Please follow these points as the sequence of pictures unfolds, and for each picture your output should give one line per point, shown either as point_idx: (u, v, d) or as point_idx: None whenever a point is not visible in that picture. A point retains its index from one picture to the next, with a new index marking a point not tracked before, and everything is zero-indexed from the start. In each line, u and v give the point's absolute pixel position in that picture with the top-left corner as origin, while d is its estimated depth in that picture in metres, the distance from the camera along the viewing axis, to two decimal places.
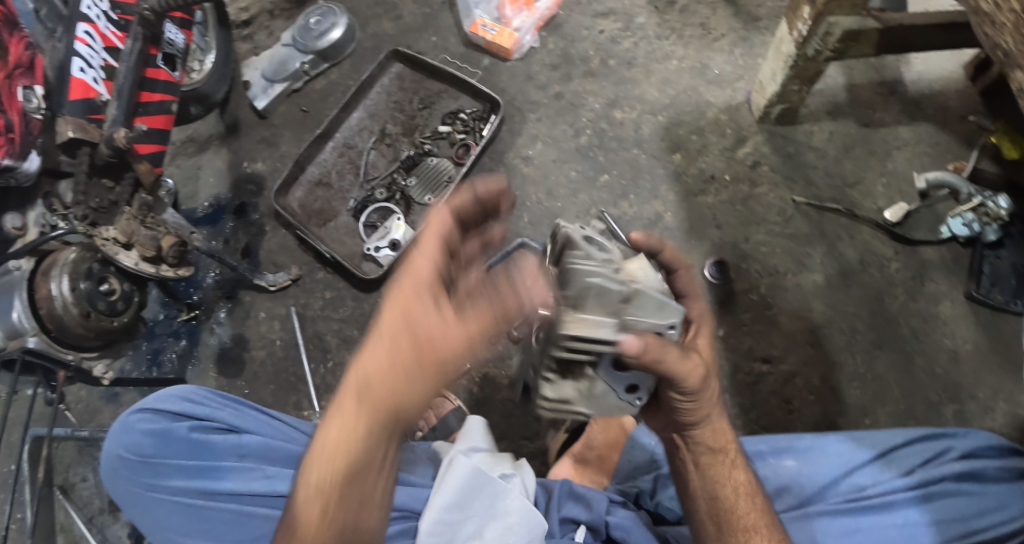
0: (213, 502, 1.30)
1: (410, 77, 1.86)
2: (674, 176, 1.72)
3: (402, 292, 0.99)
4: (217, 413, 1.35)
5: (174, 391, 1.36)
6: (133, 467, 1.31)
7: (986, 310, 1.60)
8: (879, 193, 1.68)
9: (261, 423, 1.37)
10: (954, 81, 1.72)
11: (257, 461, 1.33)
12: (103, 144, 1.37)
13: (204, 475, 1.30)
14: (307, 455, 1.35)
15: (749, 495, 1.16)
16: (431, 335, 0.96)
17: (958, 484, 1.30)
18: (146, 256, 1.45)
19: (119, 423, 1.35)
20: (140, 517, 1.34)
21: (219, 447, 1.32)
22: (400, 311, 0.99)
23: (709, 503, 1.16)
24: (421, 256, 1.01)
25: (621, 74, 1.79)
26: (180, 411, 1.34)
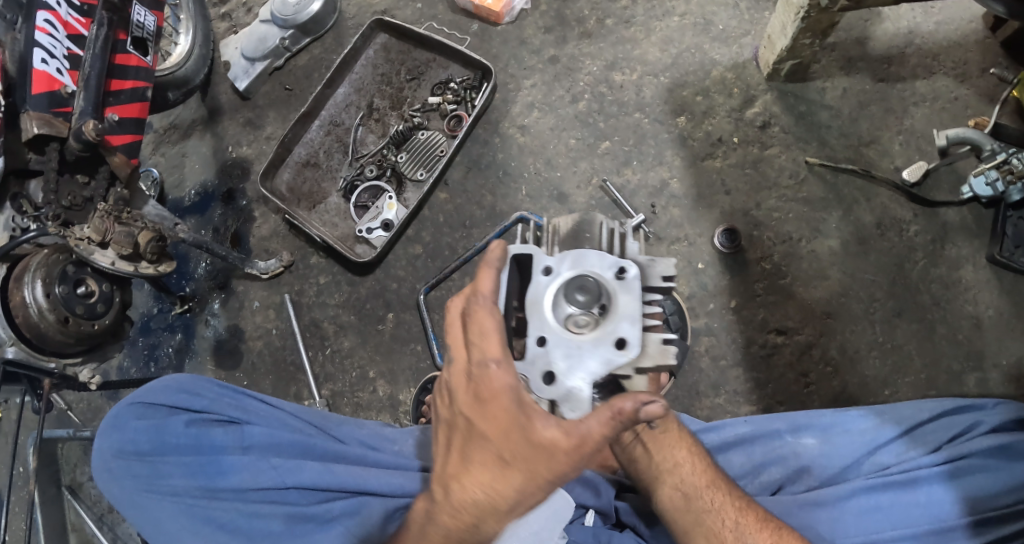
0: (218, 498, 1.22)
1: (397, 48, 1.76)
2: (680, 140, 1.63)
3: (499, 418, 0.96)
4: (215, 406, 1.29)
5: (169, 384, 1.31)
6: (130, 467, 1.25)
7: (1009, 275, 1.52)
8: (896, 152, 1.59)
9: (263, 414, 1.30)
10: (972, 32, 1.61)
11: (262, 453, 1.26)
12: (71, 138, 1.33)
13: (207, 470, 1.24)
14: (313, 444, 1.27)
15: (704, 458, 1.21)
16: (551, 457, 0.95)
17: (990, 459, 1.19)
18: (123, 254, 1.38)
19: (112, 420, 1.29)
20: (139, 522, 1.24)
21: (220, 440, 1.26)
22: (509, 441, 0.96)
23: (668, 476, 1.20)
24: (497, 371, 0.96)
25: (620, 34, 1.69)
26: (178, 405, 1.28)
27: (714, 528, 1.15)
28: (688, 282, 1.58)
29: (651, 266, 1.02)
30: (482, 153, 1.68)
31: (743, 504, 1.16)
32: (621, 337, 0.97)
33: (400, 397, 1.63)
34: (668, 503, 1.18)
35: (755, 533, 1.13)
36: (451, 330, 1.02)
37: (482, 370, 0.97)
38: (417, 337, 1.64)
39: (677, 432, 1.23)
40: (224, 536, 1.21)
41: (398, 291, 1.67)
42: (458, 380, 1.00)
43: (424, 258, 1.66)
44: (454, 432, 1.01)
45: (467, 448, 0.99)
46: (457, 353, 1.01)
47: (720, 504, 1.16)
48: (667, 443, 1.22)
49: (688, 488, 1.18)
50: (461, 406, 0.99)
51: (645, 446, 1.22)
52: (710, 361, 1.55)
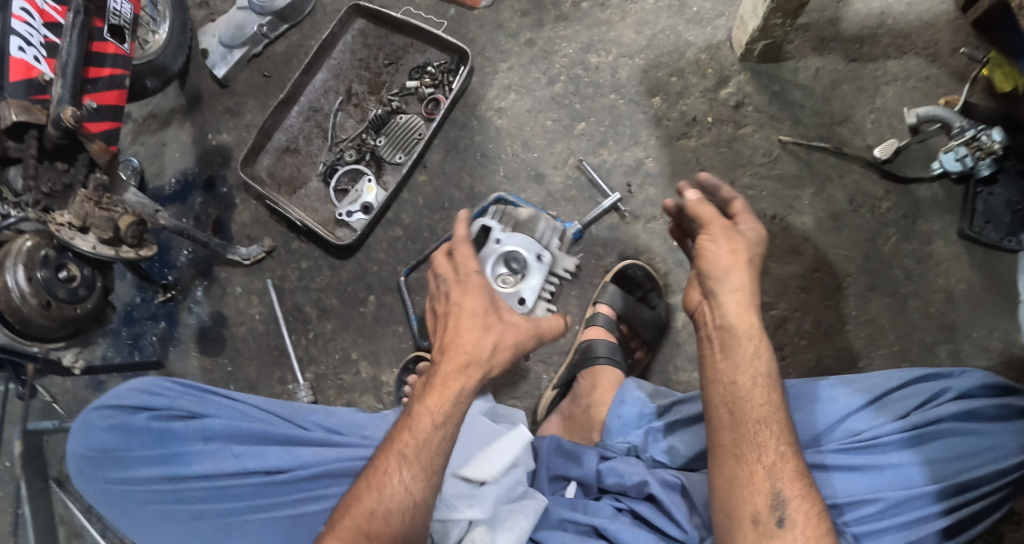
0: (183, 486, 1.24)
1: (375, 33, 1.77)
2: (655, 120, 1.65)
3: (472, 298, 1.20)
4: (176, 402, 1.29)
5: (132, 385, 1.31)
6: (99, 464, 1.27)
7: (980, 249, 1.56)
8: (868, 130, 1.62)
9: (225, 406, 1.30)
10: (943, 13, 1.64)
11: (224, 442, 1.26)
12: (49, 125, 1.33)
13: (171, 461, 1.25)
14: (274, 431, 1.27)
15: (774, 395, 1.12)
16: (518, 325, 1.20)
17: (958, 424, 1.24)
18: (104, 239, 1.39)
19: (79, 423, 1.31)
20: (115, 513, 1.28)
21: (181, 433, 1.26)
22: (486, 316, 1.19)
23: (722, 391, 1.14)
24: (474, 276, 1.22)
25: (595, 16, 1.71)
26: (138, 404, 1.28)
27: (748, 456, 1.10)
28: (663, 260, 1.60)
29: (561, 258, 1.50)
30: (460, 136, 1.70)
31: (786, 451, 1.10)
32: (523, 295, 1.44)
33: (383, 378, 1.65)
34: (716, 417, 1.13)
35: (785, 481, 1.09)
36: (437, 259, 1.26)
37: (466, 278, 1.22)
38: (398, 318, 1.66)
39: (752, 348, 1.13)
40: (196, 519, 1.24)
41: (379, 274, 1.68)
42: (438, 278, 1.25)
43: (404, 240, 1.68)
44: (439, 323, 1.23)
45: (452, 326, 1.20)
46: (443, 271, 1.24)
47: (765, 440, 1.10)
48: (745, 356, 1.14)
49: (744, 409, 1.12)
50: (448, 298, 1.22)
51: (715, 351, 1.15)
52: (687, 336, 1.58)
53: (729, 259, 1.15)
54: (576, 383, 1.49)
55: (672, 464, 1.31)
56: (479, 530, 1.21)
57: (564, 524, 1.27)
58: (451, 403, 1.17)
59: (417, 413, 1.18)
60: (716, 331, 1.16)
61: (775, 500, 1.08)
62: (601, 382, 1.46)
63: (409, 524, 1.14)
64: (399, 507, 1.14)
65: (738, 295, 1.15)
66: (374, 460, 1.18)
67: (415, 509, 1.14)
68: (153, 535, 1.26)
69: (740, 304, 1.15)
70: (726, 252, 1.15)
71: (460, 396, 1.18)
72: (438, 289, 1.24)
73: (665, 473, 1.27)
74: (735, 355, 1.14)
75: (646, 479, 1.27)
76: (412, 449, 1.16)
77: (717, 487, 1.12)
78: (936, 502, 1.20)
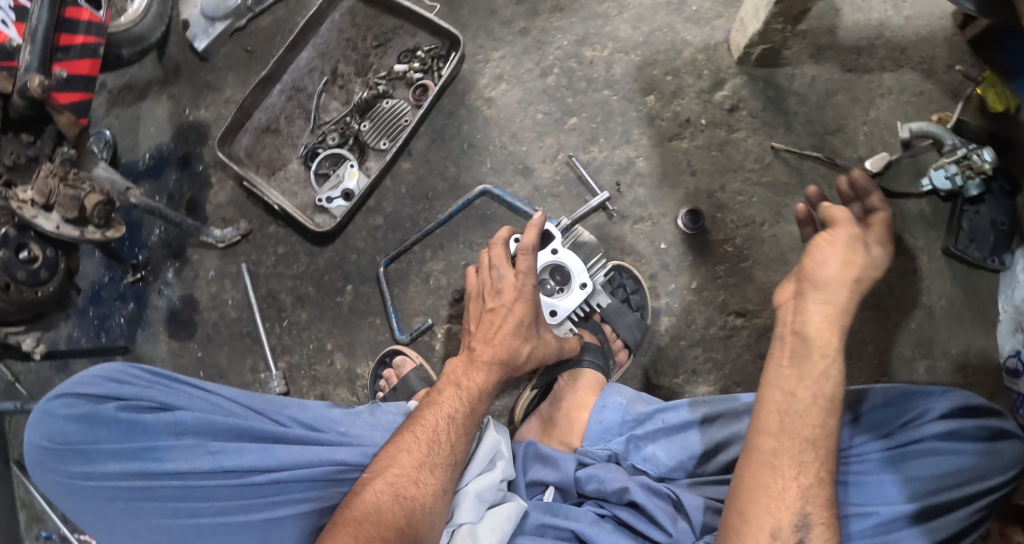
0: (154, 483, 1.20)
1: (363, 13, 1.70)
2: (648, 119, 1.61)
3: (526, 304, 1.31)
4: (146, 392, 1.24)
5: (97, 372, 1.24)
6: (61, 456, 1.21)
7: (962, 266, 1.56)
8: (860, 141, 1.60)
9: (197, 399, 1.25)
10: (941, 28, 1.62)
11: (197, 437, 1.22)
12: (14, 95, 1.27)
13: (140, 456, 1.20)
14: (251, 427, 1.23)
15: (830, 420, 1.10)
16: (550, 337, 1.36)
17: (939, 445, 1.23)
18: (68, 218, 1.33)
19: (39, 412, 1.24)
20: (78, 508, 1.22)
21: (152, 426, 1.21)
22: (531, 324, 1.32)
23: (778, 397, 1.12)
24: (530, 281, 1.32)
25: (592, 9, 1.66)
26: (106, 393, 1.22)
27: (784, 471, 1.09)
28: (649, 263, 1.58)
29: (598, 292, 1.51)
30: (448, 124, 1.65)
31: (826, 478, 1.09)
32: (555, 309, 1.48)
33: (358, 370, 1.61)
34: (764, 422, 1.11)
35: (814, 504, 1.08)
36: (496, 252, 1.33)
37: (525, 285, 1.32)
38: (376, 310, 1.62)
39: (822, 367, 1.10)
40: (165, 517, 1.19)
41: (357, 263, 1.64)
42: (492, 266, 1.33)
43: (385, 229, 1.63)
44: (490, 318, 1.31)
45: (503, 324, 1.30)
46: (505, 271, 1.32)
47: (810, 459, 1.09)
48: (815, 374, 1.11)
49: (800, 431, 1.10)
50: (505, 296, 1.31)
51: (790, 364, 1.12)
52: (670, 341, 1.56)
53: (844, 272, 1.12)
54: (555, 385, 1.45)
55: (653, 474, 1.31)
56: (461, 532, 1.20)
57: (543, 529, 1.25)
58: (494, 384, 1.28)
59: (468, 385, 1.26)
60: (793, 336, 1.13)
61: (800, 521, 1.07)
62: (582, 385, 1.43)
63: (446, 482, 1.20)
64: (443, 463, 1.20)
65: (837, 300, 1.12)
66: (418, 416, 1.24)
67: (455, 467, 1.21)
68: (116, 534, 1.21)
69: (828, 317, 1.11)
70: (838, 262, 1.12)
71: (498, 383, 1.29)
72: (495, 284, 1.32)
73: (646, 480, 1.28)
74: (807, 370, 1.11)
75: (627, 485, 1.26)
76: (462, 414, 1.24)
77: (738, 496, 1.10)
78: (914, 522, 1.20)
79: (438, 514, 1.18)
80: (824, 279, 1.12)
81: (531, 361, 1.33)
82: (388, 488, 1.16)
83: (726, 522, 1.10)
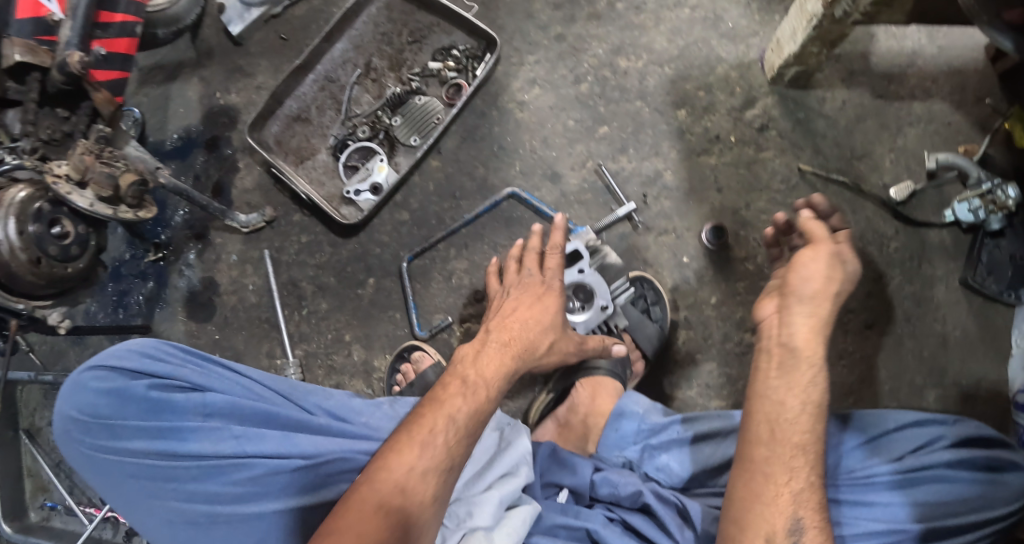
0: (177, 463, 1.20)
1: (400, 8, 1.71)
2: (678, 133, 1.63)
3: (548, 300, 1.36)
4: (178, 371, 1.25)
5: (131, 347, 1.26)
6: (89, 429, 1.23)
7: (979, 298, 1.57)
8: (886, 168, 1.61)
9: (227, 381, 1.27)
10: (973, 61, 1.63)
11: (223, 420, 1.23)
12: (54, 69, 1.30)
13: (166, 436, 1.21)
14: (277, 413, 1.24)
15: (818, 425, 1.11)
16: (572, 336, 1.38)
17: (949, 472, 1.24)
18: (102, 196, 1.34)
19: (71, 383, 1.25)
20: (101, 480, 1.24)
21: (181, 405, 1.22)
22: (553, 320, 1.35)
23: (767, 407, 1.12)
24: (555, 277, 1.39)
25: (629, 19, 1.68)
26: (138, 368, 1.24)
27: (775, 476, 1.09)
28: (670, 275, 1.59)
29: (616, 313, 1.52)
30: (479, 125, 1.66)
31: (816, 483, 1.10)
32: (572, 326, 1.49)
33: (374, 363, 1.62)
34: (755, 433, 1.12)
35: (807, 508, 1.08)
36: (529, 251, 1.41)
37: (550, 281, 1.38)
38: (396, 304, 1.63)
39: (810, 375, 1.11)
40: (184, 498, 1.20)
41: (380, 256, 1.64)
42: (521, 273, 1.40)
43: (410, 225, 1.64)
44: (512, 308, 1.35)
45: (524, 317, 1.33)
46: (532, 269, 1.40)
47: (798, 466, 1.09)
48: (803, 381, 1.12)
49: (789, 439, 1.10)
50: (528, 290, 1.37)
51: (778, 373, 1.13)
52: (686, 354, 1.57)
53: (823, 287, 1.12)
54: (574, 391, 1.47)
55: (665, 484, 1.32)
56: (476, 535, 1.21)
57: (556, 530, 1.27)
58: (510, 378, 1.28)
59: (481, 379, 1.25)
60: (780, 347, 1.13)
61: (793, 526, 1.08)
62: (600, 392, 1.45)
63: (440, 488, 1.15)
64: (442, 467, 1.15)
65: (820, 313, 1.12)
66: (420, 412, 1.20)
67: (452, 471, 1.16)
68: (137, 510, 1.22)
69: (812, 327, 1.12)
70: (818, 276, 1.12)
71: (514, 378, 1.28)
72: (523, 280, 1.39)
73: (657, 486, 1.30)
74: (795, 379, 1.12)
75: (640, 489, 1.28)
76: (468, 413, 1.20)
77: (736, 503, 1.11)
78: None
79: (428, 523, 1.13)
80: (811, 294, 1.12)
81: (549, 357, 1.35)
82: (376, 496, 1.11)
83: (725, 529, 1.11)
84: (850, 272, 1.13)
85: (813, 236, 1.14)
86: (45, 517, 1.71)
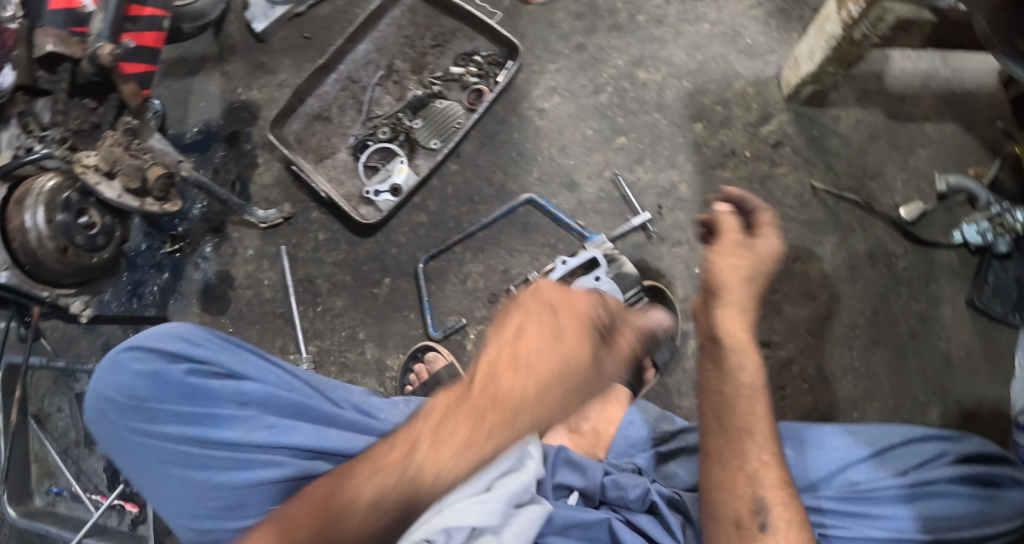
0: (211, 450, 1.21)
1: (424, 12, 1.75)
2: (694, 146, 1.65)
3: (545, 360, 1.07)
4: (215, 357, 1.25)
5: (169, 330, 1.25)
6: (123, 410, 1.22)
7: (984, 319, 1.60)
8: (897, 188, 1.65)
9: (263, 370, 1.27)
10: (984, 86, 1.67)
11: (258, 410, 1.24)
12: (86, 61, 1.31)
13: (201, 422, 1.21)
14: (310, 405, 1.26)
15: (757, 405, 1.16)
16: (569, 405, 1.09)
17: (953, 487, 1.26)
18: (130, 188, 1.39)
19: (106, 361, 1.24)
20: (129, 463, 1.23)
21: (217, 393, 1.23)
22: (546, 387, 1.07)
23: (711, 398, 1.18)
24: (569, 326, 1.10)
25: (649, 32, 1.71)
26: (176, 352, 1.23)
27: (732, 461, 1.14)
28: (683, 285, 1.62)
29: None
30: (498, 131, 1.68)
31: (769, 461, 1.14)
32: None
33: (387, 361, 1.63)
34: (705, 424, 1.18)
35: (768, 489, 1.12)
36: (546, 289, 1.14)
37: (558, 335, 1.09)
38: (411, 304, 1.65)
39: (740, 359, 1.16)
40: (214, 486, 1.21)
41: (397, 257, 1.67)
42: (549, 294, 1.13)
43: (428, 227, 1.67)
44: (498, 363, 1.09)
45: (509, 378, 1.08)
46: (538, 311, 1.11)
47: (747, 448, 1.14)
48: (733, 366, 1.17)
49: (737, 423, 1.15)
50: (527, 341, 1.09)
51: (711, 364, 1.18)
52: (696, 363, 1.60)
53: (739, 273, 1.15)
54: None
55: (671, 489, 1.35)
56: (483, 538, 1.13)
57: (568, 531, 1.28)
58: (469, 449, 1.08)
59: (425, 448, 1.09)
60: (709, 340, 1.19)
61: (756, 504, 1.12)
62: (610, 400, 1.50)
63: None
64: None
65: (737, 296, 1.16)
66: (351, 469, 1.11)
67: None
68: (165, 495, 1.22)
69: (734, 314, 1.17)
70: (727, 268, 1.15)
71: (477, 448, 1.08)
72: (525, 322, 1.10)
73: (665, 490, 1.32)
74: (731, 366, 1.17)
75: (648, 488, 1.31)
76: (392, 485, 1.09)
77: (705, 492, 1.16)
78: None
79: None
80: (724, 283, 1.16)
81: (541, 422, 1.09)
82: None
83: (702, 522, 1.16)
84: (766, 254, 1.15)
85: (721, 238, 1.16)
86: (50, 503, 1.71)
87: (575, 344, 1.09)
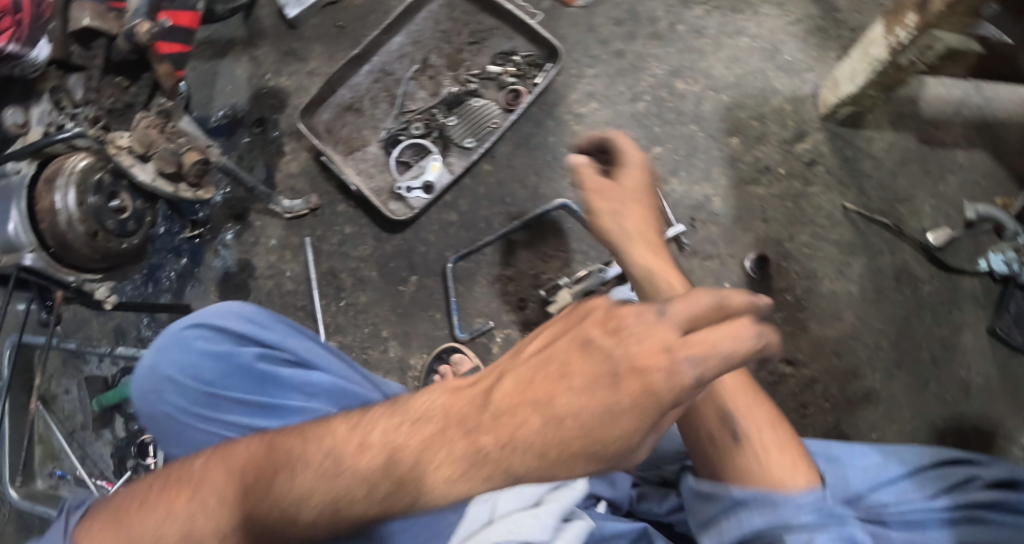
0: None
1: (462, 7, 1.71)
2: (729, 160, 1.66)
3: (592, 401, 0.82)
4: (285, 343, 1.21)
5: (236, 311, 1.22)
6: (191, 395, 1.18)
7: (1004, 349, 1.60)
8: (925, 213, 1.65)
9: (334, 361, 1.24)
10: (1017, 115, 1.66)
11: (327, 402, 1.19)
12: (122, 37, 1.26)
13: (269, 412, 1.18)
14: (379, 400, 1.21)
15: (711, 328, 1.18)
16: (588, 468, 0.83)
17: (989, 513, 1.19)
18: (164, 172, 1.38)
19: (170, 338, 1.20)
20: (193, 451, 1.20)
21: (286, 381, 1.19)
22: (574, 435, 0.82)
23: None
24: (650, 377, 0.81)
25: (689, 42, 1.70)
26: (245, 334, 1.20)
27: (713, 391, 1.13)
28: None
29: None
30: (534, 133, 1.67)
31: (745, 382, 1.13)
32: None
33: (410, 361, 1.61)
34: None
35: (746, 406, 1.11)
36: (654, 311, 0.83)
37: (625, 376, 0.81)
38: (437, 304, 1.63)
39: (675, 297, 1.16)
40: None
41: (425, 255, 1.64)
42: (651, 320, 0.82)
43: (458, 227, 1.64)
44: (541, 380, 0.84)
45: (534, 400, 0.84)
46: (625, 334, 0.82)
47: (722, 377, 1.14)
48: None
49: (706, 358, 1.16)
50: (592, 366, 0.83)
51: None
52: None
53: (625, 203, 1.21)
54: None
55: None
56: None
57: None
58: (442, 469, 0.85)
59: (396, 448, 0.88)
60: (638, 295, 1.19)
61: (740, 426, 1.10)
62: None
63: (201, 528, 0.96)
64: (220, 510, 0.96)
65: (637, 223, 1.20)
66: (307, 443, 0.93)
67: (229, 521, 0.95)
68: None
69: (645, 246, 1.20)
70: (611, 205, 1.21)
71: (451, 473, 0.85)
72: (605, 343, 0.83)
73: None
74: None
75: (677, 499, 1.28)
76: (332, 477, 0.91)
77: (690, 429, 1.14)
78: None
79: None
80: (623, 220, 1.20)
81: (542, 473, 0.84)
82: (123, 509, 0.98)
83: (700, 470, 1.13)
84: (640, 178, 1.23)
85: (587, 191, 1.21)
86: (53, 487, 1.57)
87: (647, 396, 0.81)
